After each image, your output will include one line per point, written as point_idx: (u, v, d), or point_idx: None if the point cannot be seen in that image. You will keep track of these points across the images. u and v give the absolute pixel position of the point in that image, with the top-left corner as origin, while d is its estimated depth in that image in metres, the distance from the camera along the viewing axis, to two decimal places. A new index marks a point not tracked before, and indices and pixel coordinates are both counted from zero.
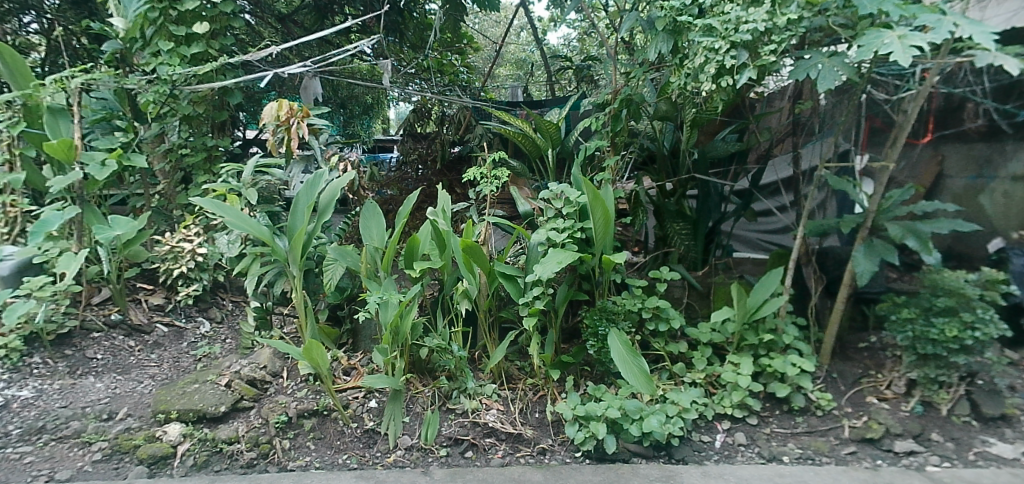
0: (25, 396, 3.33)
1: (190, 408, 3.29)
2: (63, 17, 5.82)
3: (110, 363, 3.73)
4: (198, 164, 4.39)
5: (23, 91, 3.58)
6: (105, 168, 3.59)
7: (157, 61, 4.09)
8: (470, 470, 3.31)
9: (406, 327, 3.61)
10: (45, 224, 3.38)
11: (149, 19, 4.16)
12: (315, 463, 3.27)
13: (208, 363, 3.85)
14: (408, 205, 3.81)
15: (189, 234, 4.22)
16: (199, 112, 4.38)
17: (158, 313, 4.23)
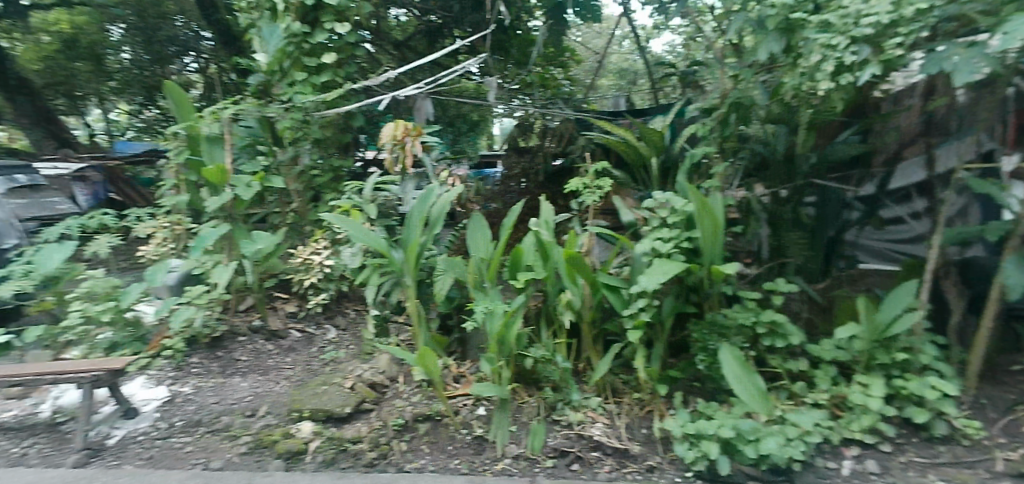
0: (186, 392, 3.74)
1: (320, 408, 3.58)
2: (218, 56, 7.08)
3: (252, 364, 4.13)
4: (327, 183, 4.76)
5: (187, 122, 4.09)
6: (249, 188, 4.08)
7: (292, 91, 4.53)
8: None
9: (511, 338, 3.71)
10: (203, 240, 3.85)
11: (287, 53, 4.58)
12: (430, 465, 3.40)
13: (333, 367, 4.12)
14: (511, 217, 3.92)
15: (318, 247, 4.51)
16: (326, 135, 4.76)
17: (293, 321, 4.61)
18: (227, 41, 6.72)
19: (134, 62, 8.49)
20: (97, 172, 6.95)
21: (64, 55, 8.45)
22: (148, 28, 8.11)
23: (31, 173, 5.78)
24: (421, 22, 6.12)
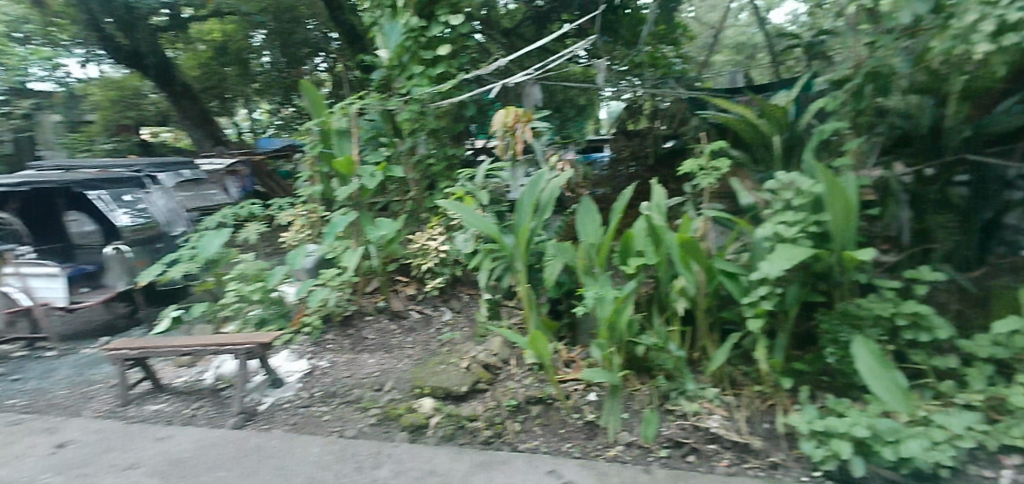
0: (323, 365, 4.07)
1: (439, 386, 3.74)
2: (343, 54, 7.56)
3: (378, 343, 4.37)
4: (442, 171, 4.96)
5: (319, 119, 4.44)
6: (374, 178, 4.34)
7: (410, 84, 4.75)
8: (692, 475, 3.19)
9: (622, 324, 3.65)
10: (335, 227, 4.19)
11: (405, 47, 4.79)
12: (542, 447, 3.46)
13: (450, 348, 4.22)
14: (622, 202, 3.86)
15: (434, 233, 4.71)
16: (441, 125, 4.93)
17: (412, 302, 4.78)
18: (353, 42, 7.11)
19: (273, 64, 9.37)
20: (247, 167, 7.19)
21: (216, 61, 9.43)
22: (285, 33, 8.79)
23: (194, 168, 6.30)
24: (529, 8, 6.09)
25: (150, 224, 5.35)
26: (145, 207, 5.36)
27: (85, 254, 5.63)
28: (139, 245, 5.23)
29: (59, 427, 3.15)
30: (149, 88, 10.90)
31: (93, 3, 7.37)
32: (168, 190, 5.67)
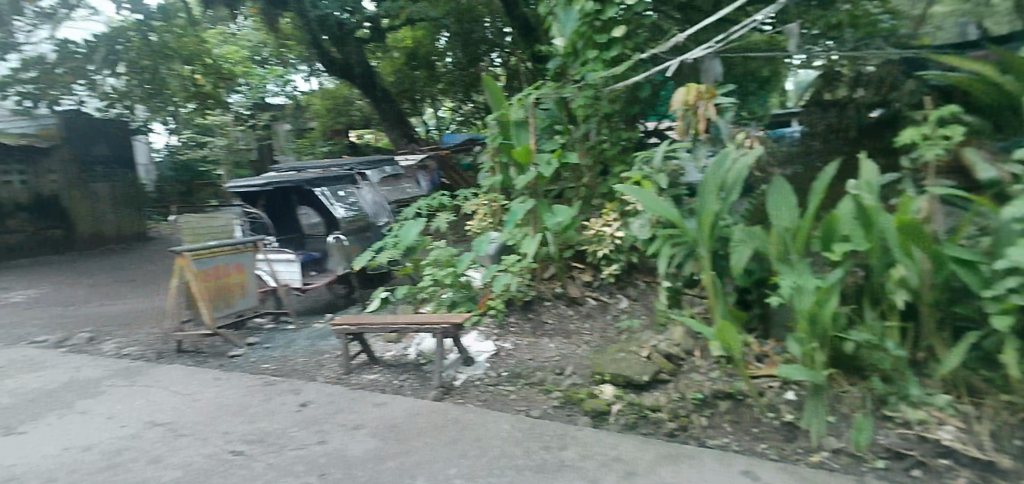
0: (507, 347, 4.24)
1: (620, 373, 3.66)
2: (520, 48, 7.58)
3: (558, 328, 4.45)
4: (615, 155, 4.91)
5: (499, 112, 4.69)
6: (551, 166, 4.45)
7: (585, 70, 4.77)
8: None
9: (827, 317, 3.19)
10: (514, 215, 4.43)
11: (580, 33, 4.76)
12: (735, 444, 3.15)
13: (629, 336, 4.12)
14: (821, 179, 3.39)
15: (609, 220, 4.65)
16: (615, 109, 4.89)
17: (588, 289, 4.78)
18: (526, 35, 7.35)
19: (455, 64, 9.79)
20: (433, 160, 7.02)
21: (408, 65, 10.08)
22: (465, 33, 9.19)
23: (394, 163, 6.07)
24: None
25: (363, 215, 5.21)
26: (355, 201, 5.21)
27: (314, 242, 5.69)
28: (354, 235, 5.14)
29: (301, 388, 3.71)
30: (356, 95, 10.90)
31: (313, 22, 8.16)
32: (376, 185, 5.51)
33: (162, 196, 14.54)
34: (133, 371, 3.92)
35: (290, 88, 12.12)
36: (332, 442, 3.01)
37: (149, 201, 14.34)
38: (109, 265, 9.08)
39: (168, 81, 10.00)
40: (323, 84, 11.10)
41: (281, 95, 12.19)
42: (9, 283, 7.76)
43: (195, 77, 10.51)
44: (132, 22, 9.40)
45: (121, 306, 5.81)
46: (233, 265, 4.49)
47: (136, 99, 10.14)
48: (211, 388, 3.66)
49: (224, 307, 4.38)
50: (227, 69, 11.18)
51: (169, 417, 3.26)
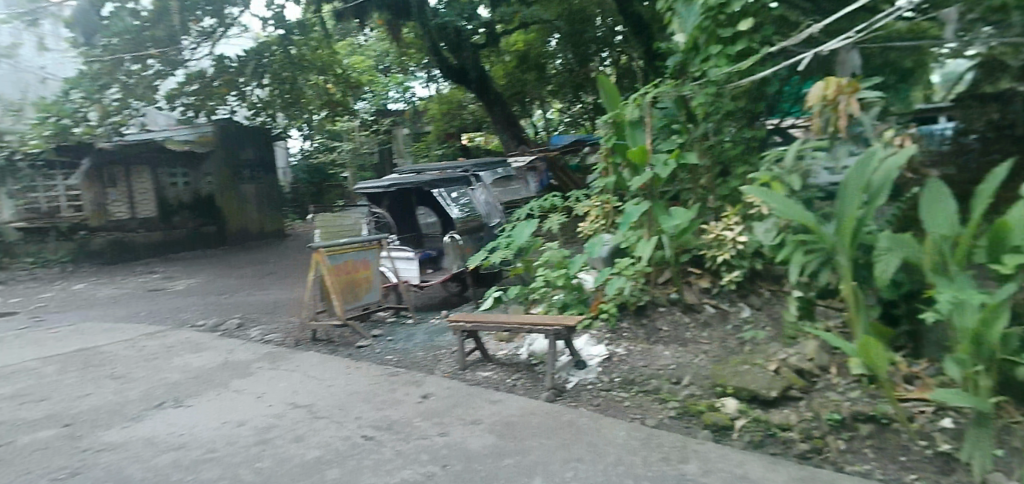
0: (620, 352, 4.12)
1: (744, 386, 3.40)
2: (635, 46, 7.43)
3: (673, 335, 4.26)
4: (737, 155, 4.60)
5: (614, 112, 4.68)
6: (667, 167, 4.35)
7: (706, 66, 4.60)
8: None
9: (996, 338, 2.66)
10: (628, 217, 4.32)
11: (703, 28, 4.58)
12: (879, 473, 2.75)
13: (753, 348, 3.84)
14: (992, 180, 2.94)
15: (730, 223, 4.41)
16: (739, 106, 4.56)
17: (706, 296, 4.50)
18: (639, 31, 7.19)
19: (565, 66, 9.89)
20: (543, 163, 7.08)
21: (519, 68, 10.08)
22: (575, 33, 9.26)
23: (508, 166, 6.19)
24: None
25: (476, 216, 5.34)
26: (468, 201, 5.33)
27: (431, 241, 5.89)
28: (468, 235, 5.26)
29: (422, 381, 3.87)
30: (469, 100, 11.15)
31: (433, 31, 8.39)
32: (489, 186, 5.64)
33: (297, 197, 16.02)
34: (276, 355, 4.30)
35: (410, 94, 12.72)
36: (452, 435, 3.13)
37: (285, 200, 15.82)
38: (255, 258, 10.14)
39: (306, 90, 11.17)
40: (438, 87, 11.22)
41: (401, 100, 12.84)
42: (176, 272, 8.86)
43: (327, 86, 11.41)
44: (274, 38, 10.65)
45: (265, 295, 6.42)
46: (360, 261, 4.79)
47: (279, 107, 11.51)
48: (342, 375, 3.93)
49: (351, 300, 4.67)
50: (354, 78, 12.07)
51: (308, 399, 3.56)
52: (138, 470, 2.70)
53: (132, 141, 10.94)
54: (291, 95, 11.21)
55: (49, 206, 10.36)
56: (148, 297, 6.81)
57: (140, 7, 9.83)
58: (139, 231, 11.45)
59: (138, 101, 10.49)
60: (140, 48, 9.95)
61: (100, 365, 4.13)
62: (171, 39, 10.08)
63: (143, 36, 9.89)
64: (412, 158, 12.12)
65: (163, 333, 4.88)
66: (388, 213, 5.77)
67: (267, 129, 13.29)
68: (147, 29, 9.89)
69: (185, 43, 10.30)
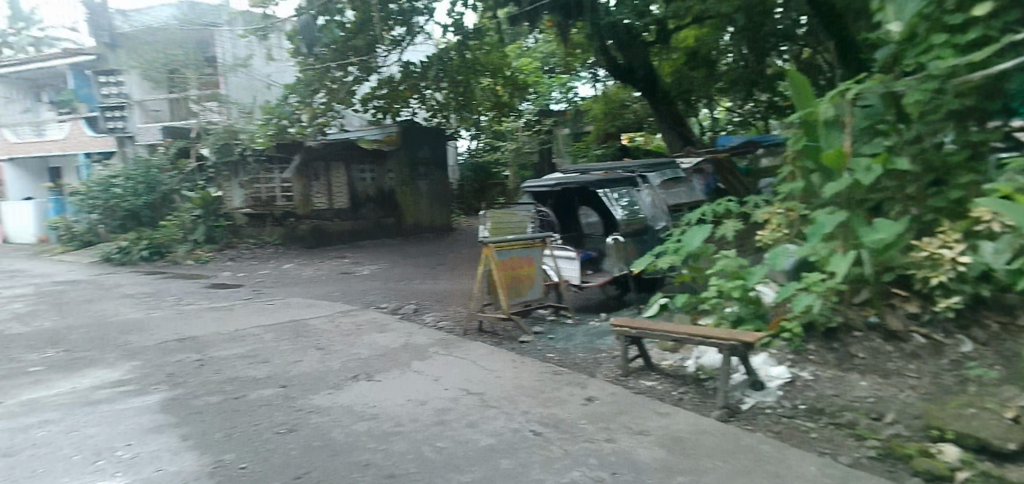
0: (806, 377, 3.73)
1: (969, 433, 2.74)
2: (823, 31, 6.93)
3: (871, 364, 3.74)
4: (961, 163, 3.97)
5: (805, 111, 4.24)
6: (870, 172, 3.84)
7: (927, 58, 3.94)
8: None
9: None
10: (820, 227, 3.92)
11: (924, 16, 3.99)
12: None
13: (980, 389, 3.22)
14: None
15: (949, 240, 3.79)
16: (967, 104, 3.88)
17: (914, 323, 3.94)
18: (829, 22, 6.77)
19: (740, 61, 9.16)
20: (711, 165, 6.69)
21: (687, 66, 9.82)
22: (755, 28, 8.26)
23: (677, 167, 5.96)
24: None
25: (641, 219, 5.24)
26: (631, 202, 5.26)
27: (592, 241, 5.92)
28: (632, 237, 5.17)
29: (586, 383, 3.84)
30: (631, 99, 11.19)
31: (605, 32, 8.30)
32: (657, 188, 5.48)
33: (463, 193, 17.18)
34: (449, 342, 4.58)
35: (571, 94, 13.12)
36: (620, 442, 3.04)
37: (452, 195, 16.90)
38: (426, 249, 10.95)
39: (476, 93, 11.62)
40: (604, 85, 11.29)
41: (563, 101, 13.19)
42: (364, 258, 9.96)
43: (496, 88, 11.88)
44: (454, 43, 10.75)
45: (438, 284, 6.90)
46: (525, 258, 4.91)
47: (453, 108, 11.93)
48: (509, 368, 4.08)
49: (515, 295, 4.81)
50: (522, 80, 12.33)
51: (479, 387, 3.77)
52: (340, 434, 3.09)
53: (333, 140, 12.35)
54: (465, 97, 11.66)
55: (269, 194, 12.48)
56: (342, 279, 7.69)
57: (346, 20, 10.07)
58: (334, 220, 12.88)
59: (340, 105, 11.07)
60: (342, 56, 10.32)
61: (306, 336, 4.74)
62: (369, 48, 10.25)
63: (347, 46, 10.20)
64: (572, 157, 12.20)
65: (354, 312, 5.47)
66: (552, 211, 5.87)
67: (441, 130, 13.60)
68: (351, 39, 10.13)
69: (380, 51, 10.42)
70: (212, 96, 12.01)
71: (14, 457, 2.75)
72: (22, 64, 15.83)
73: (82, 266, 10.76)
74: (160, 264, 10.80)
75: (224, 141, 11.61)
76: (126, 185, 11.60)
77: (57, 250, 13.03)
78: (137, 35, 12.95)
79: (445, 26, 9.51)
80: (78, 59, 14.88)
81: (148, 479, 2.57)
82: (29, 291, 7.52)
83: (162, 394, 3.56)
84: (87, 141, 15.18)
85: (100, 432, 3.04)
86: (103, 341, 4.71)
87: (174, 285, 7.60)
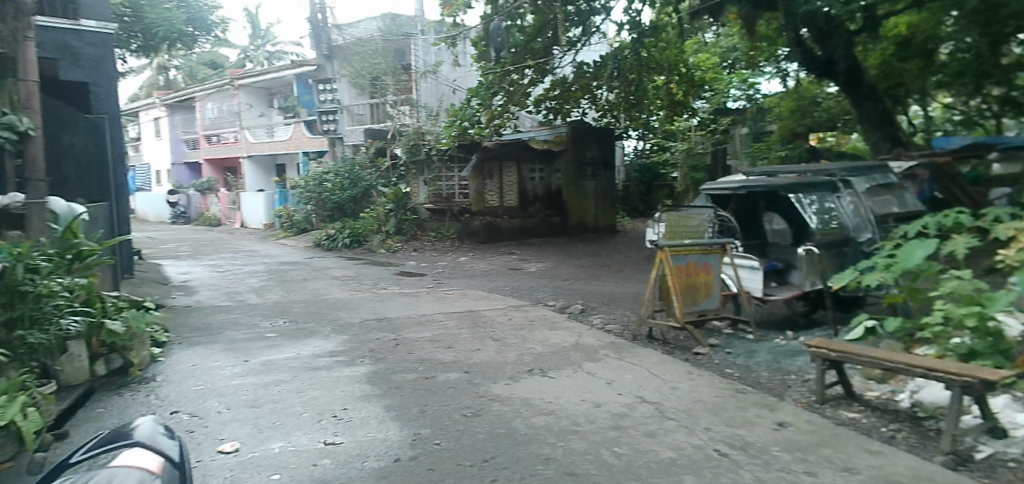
0: None
1: None
2: None
3: None
4: None
5: None
6: None
7: None
8: None
9: None
10: None
11: None
12: None
13: None
14: None
15: None
16: None
17: None
18: None
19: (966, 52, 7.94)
20: (925, 170, 5.90)
21: (897, 56, 8.63)
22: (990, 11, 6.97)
23: (888, 171, 5.25)
24: None
25: (840, 228, 4.77)
26: (833, 212, 4.81)
27: (777, 251, 5.52)
28: (830, 250, 4.74)
29: (775, 406, 3.50)
30: (825, 94, 10.09)
31: (799, 21, 7.63)
32: (861, 196, 4.95)
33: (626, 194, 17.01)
34: (619, 346, 4.56)
35: (752, 91, 12.67)
36: (823, 477, 2.63)
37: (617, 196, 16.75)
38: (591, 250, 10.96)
39: (648, 92, 11.21)
40: (795, 79, 10.24)
41: (742, 98, 12.80)
42: (531, 255, 10.28)
43: (670, 87, 11.32)
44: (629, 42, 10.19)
45: (607, 286, 6.88)
46: (702, 264, 4.66)
47: (623, 108, 11.74)
48: (686, 380, 3.89)
49: (690, 303, 4.59)
50: (699, 77, 11.62)
51: (655, 396, 3.63)
52: (521, 425, 3.16)
53: (510, 141, 12.68)
54: (636, 98, 11.16)
55: (448, 191, 13.16)
56: (512, 274, 8.05)
57: (525, 23, 10.22)
58: (505, 217, 13.30)
59: (516, 106, 11.29)
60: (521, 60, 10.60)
61: (483, 327, 5.03)
62: (546, 50, 10.38)
63: (525, 49, 10.42)
64: (749, 159, 11.40)
65: (526, 308, 5.68)
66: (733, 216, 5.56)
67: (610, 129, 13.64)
68: (529, 42, 10.36)
69: (556, 53, 10.47)
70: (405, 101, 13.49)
71: (261, 408, 3.29)
72: (259, 78, 18.90)
73: (298, 250, 12.74)
74: (357, 251, 12.37)
75: (413, 142, 12.80)
76: (336, 180, 13.43)
77: (278, 234, 15.49)
78: (349, 46, 14.62)
79: (619, 25, 9.43)
80: (301, 71, 17.42)
81: (360, 442, 2.89)
82: (263, 268, 9.04)
83: (367, 367, 4.01)
84: (304, 141, 17.89)
85: (322, 395, 3.50)
86: (319, 315, 5.45)
87: (369, 271, 8.56)
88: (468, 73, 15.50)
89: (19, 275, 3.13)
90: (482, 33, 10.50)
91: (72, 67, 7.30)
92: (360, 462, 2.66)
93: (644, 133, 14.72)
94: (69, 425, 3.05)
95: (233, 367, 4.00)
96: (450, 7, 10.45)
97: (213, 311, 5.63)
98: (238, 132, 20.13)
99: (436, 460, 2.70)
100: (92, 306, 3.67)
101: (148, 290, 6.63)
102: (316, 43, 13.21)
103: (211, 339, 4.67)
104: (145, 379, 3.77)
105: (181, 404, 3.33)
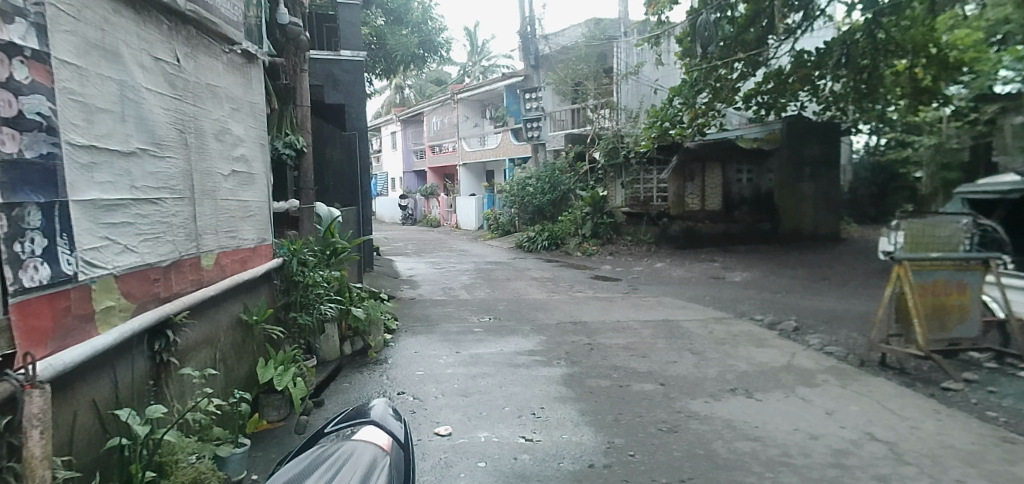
0: None
1: None
2: None
3: None
4: None
5: None
6: None
7: None
8: None
9: None
10: None
11: None
12: None
13: None
14: None
15: None
16: None
17: None
18: None
19: None
20: None
21: None
22: None
23: None
24: None
25: None
26: None
27: None
28: None
29: None
30: None
31: None
32: None
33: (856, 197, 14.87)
34: (843, 372, 3.99)
35: None
36: None
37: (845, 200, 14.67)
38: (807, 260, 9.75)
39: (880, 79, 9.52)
40: None
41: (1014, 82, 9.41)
42: (734, 263, 9.55)
43: (915, 71, 9.57)
44: (861, 22, 8.87)
45: (828, 302, 6.08)
46: (957, 283, 3.84)
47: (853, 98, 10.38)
48: (930, 420, 3.21)
49: (938, 330, 3.81)
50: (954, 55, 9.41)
51: (888, 434, 3.05)
52: (721, 447, 2.92)
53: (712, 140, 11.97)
54: (869, 85, 9.68)
55: (646, 195, 12.68)
56: (713, 283, 7.57)
57: (736, 13, 9.52)
58: (706, 221, 12.54)
59: (721, 103, 10.59)
60: (730, 54, 9.91)
61: (681, 338, 4.82)
62: (760, 41, 9.61)
63: (735, 42, 9.76)
64: None
65: (728, 321, 5.31)
66: (1000, 222, 5.32)
67: (836, 124, 12.17)
68: (741, 34, 9.62)
69: (770, 43, 9.72)
70: (606, 105, 13.82)
71: (470, 397, 3.60)
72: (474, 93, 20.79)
73: (503, 251, 13.72)
74: (556, 253, 12.84)
75: (612, 145, 12.80)
76: (538, 185, 14.15)
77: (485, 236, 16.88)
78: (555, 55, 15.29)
79: (849, 5, 8.24)
80: (510, 82, 18.58)
81: (557, 442, 2.97)
82: (473, 266, 9.91)
83: (563, 369, 4.12)
84: (512, 148, 19.32)
85: (521, 392, 3.69)
86: (520, 314, 5.77)
87: (567, 273, 8.83)
88: (672, 71, 15.05)
89: (294, 268, 3.92)
90: (688, 28, 9.90)
91: (334, 90, 8.88)
92: (556, 462, 2.73)
93: (879, 122, 12.65)
94: (325, 394, 3.69)
95: (448, 356, 4.44)
96: (656, 6, 10.17)
97: (431, 304, 6.34)
98: (455, 141, 22.41)
99: (629, 472, 2.64)
100: (343, 295, 4.39)
101: (384, 282, 7.75)
102: (524, 54, 13.91)
103: (429, 329, 5.25)
104: (379, 360, 4.39)
105: (406, 386, 3.80)
